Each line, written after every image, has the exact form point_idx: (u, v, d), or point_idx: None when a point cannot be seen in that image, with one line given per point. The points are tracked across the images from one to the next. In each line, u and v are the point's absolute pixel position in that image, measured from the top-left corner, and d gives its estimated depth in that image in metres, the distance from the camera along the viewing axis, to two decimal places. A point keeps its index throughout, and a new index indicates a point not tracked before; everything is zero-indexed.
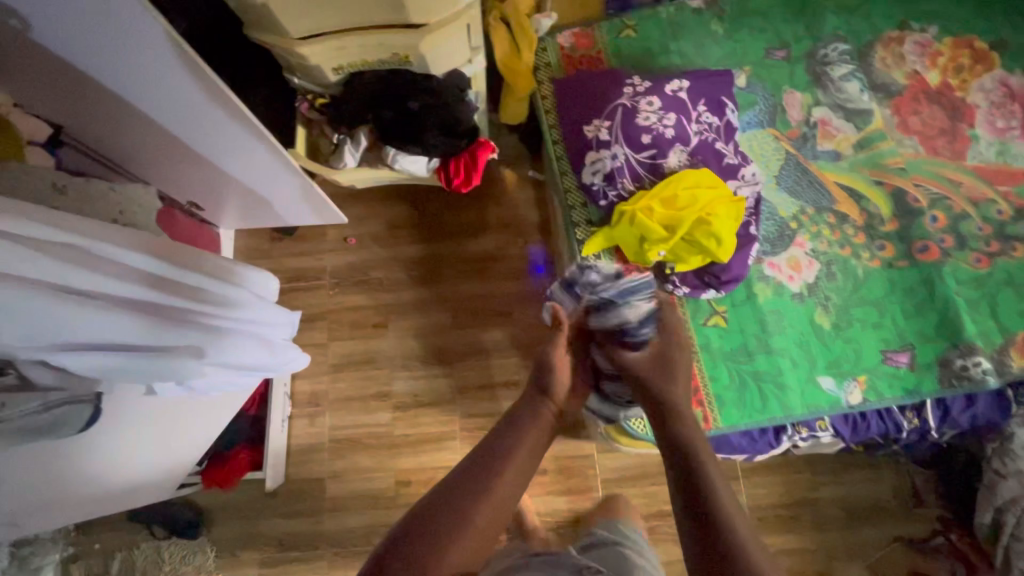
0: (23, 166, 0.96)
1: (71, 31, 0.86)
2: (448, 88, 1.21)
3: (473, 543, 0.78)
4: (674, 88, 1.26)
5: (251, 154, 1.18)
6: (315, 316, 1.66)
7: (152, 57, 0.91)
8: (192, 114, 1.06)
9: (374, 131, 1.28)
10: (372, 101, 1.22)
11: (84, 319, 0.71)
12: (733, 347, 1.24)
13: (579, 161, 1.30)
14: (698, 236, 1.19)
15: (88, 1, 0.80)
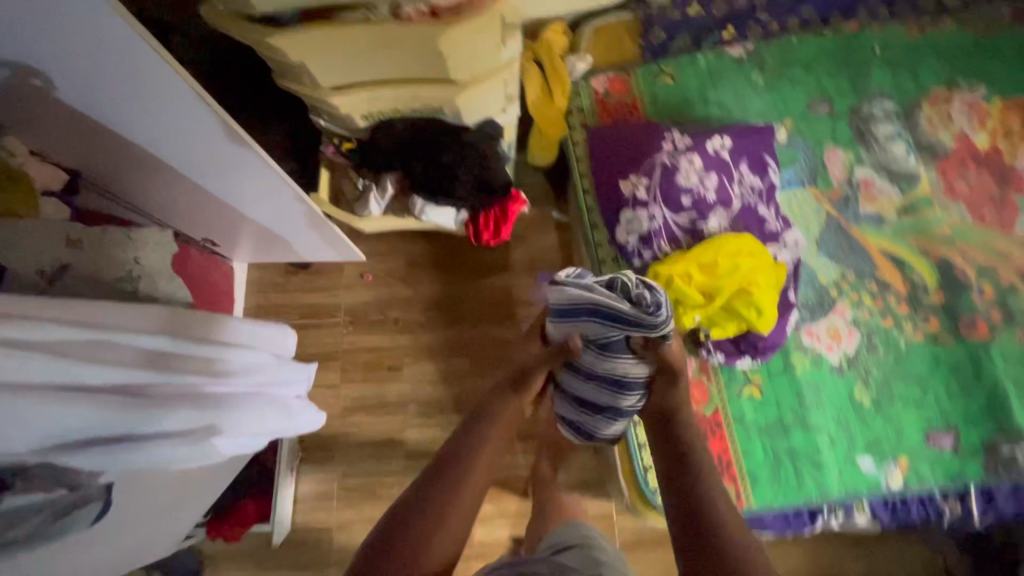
0: (36, 221, 0.91)
1: (81, 78, 0.80)
2: (482, 140, 1.16)
3: (449, 541, 0.84)
4: (715, 147, 1.21)
5: (269, 195, 1.11)
6: (328, 355, 1.62)
7: (167, 101, 0.84)
8: (208, 156, 0.99)
9: (401, 179, 1.23)
10: (402, 150, 1.17)
11: (83, 416, 0.65)
12: (768, 420, 1.19)
13: (612, 217, 1.24)
14: (738, 306, 1.14)
15: (100, 48, 0.74)
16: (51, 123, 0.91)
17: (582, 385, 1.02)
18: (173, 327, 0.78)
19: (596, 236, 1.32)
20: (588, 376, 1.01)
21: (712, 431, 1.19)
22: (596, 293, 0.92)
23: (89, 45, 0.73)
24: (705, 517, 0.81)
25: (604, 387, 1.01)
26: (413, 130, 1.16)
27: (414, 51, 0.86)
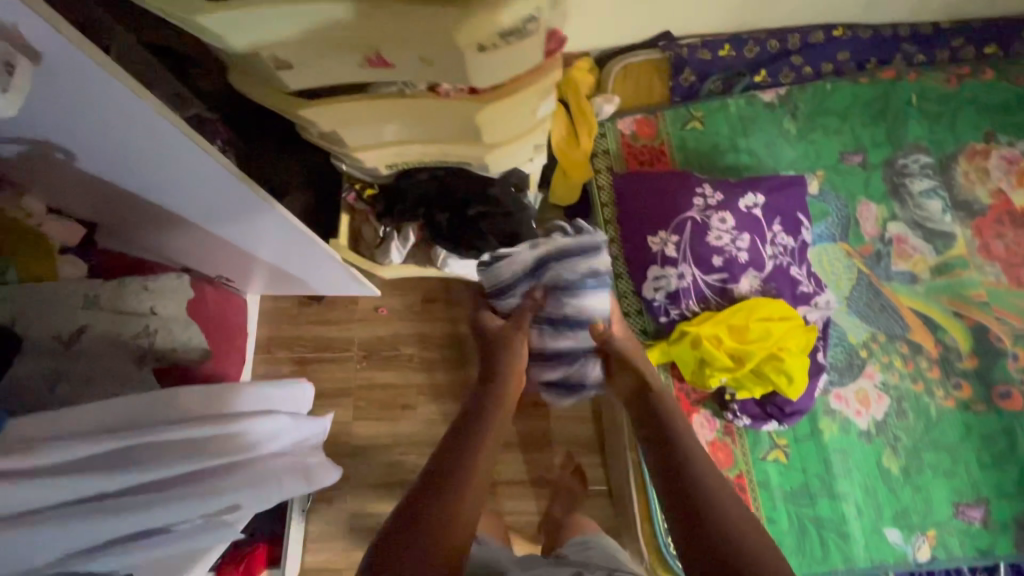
0: (53, 284, 0.88)
1: (86, 142, 0.74)
2: (508, 193, 1.13)
3: (467, 508, 0.78)
4: (748, 204, 1.18)
5: (285, 242, 1.05)
6: (341, 391, 1.59)
7: (176, 163, 0.78)
8: (221, 208, 0.93)
9: (423, 228, 1.20)
10: (426, 201, 1.14)
11: (98, 526, 0.65)
12: (793, 487, 1.16)
13: (640, 271, 1.21)
14: (768, 372, 1.10)
15: (103, 116, 0.68)
16: (70, 187, 0.88)
17: (555, 337, 1.11)
18: (197, 410, 0.76)
19: (621, 287, 1.28)
20: (559, 325, 1.10)
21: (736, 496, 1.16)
22: (534, 250, 1.05)
23: (109, 119, 0.68)
24: (693, 483, 0.77)
25: (571, 326, 1.10)
26: (439, 183, 1.13)
27: (448, 121, 0.81)
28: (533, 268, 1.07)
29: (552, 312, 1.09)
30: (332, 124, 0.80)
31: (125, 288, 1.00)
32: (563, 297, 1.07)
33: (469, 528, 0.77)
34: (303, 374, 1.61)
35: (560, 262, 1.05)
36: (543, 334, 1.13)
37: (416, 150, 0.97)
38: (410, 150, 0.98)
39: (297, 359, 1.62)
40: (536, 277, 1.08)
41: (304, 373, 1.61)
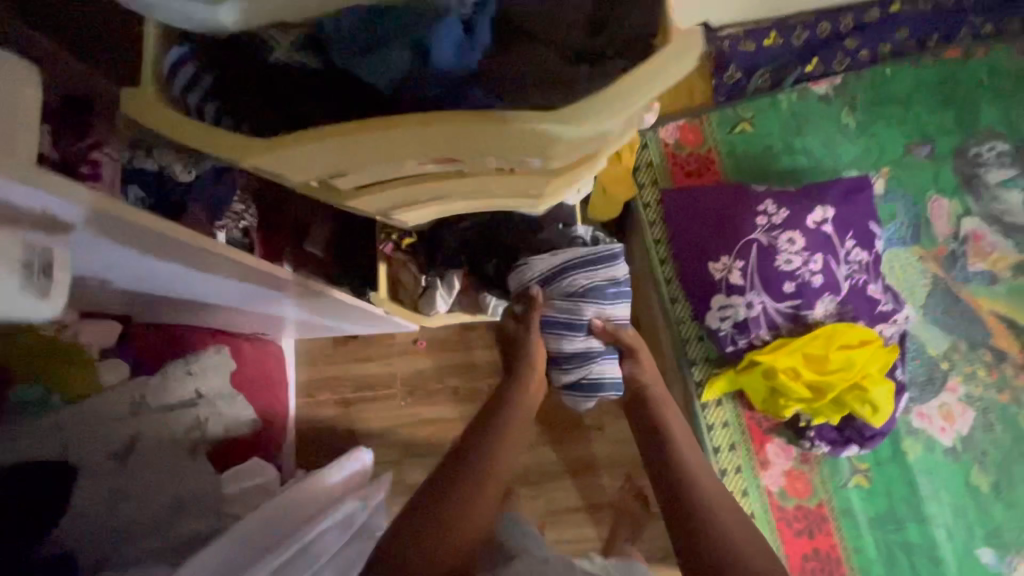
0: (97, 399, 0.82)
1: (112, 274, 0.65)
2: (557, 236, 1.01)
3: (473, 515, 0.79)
4: (817, 219, 1.09)
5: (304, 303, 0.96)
6: (389, 430, 1.56)
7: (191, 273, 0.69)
8: (242, 293, 0.85)
9: (468, 274, 1.12)
10: (472, 249, 1.07)
11: None
12: (877, 512, 1.12)
13: (702, 299, 1.13)
14: (850, 400, 1.05)
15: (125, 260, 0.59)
16: (104, 296, 0.83)
17: (567, 339, 1.00)
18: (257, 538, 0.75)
19: (678, 313, 1.21)
20: (572, 327, 1.00)
21: (818, 526, 1.13)
22: (561, 255, 0.97)
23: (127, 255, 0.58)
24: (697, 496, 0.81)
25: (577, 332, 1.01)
26: (483, 228, 1.05)
27: (505, 195, 0.72)
28: (555, 277, 0.98)
29: (563, 317, 0.99)
30: (377, 210, 0.71)
31: (171, 378, 0.97)
32: (579, 302, 0.98)
33: (470, 528, 0.78)
34: (349, 416, 1.57)
35: (584, 273, 0.97)
36: (548, 337, 1.01)
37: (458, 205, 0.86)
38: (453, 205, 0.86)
39: (339, 401, 1.58)
40: (555, 284, 0.98)
41: (348, 414, 1.57)
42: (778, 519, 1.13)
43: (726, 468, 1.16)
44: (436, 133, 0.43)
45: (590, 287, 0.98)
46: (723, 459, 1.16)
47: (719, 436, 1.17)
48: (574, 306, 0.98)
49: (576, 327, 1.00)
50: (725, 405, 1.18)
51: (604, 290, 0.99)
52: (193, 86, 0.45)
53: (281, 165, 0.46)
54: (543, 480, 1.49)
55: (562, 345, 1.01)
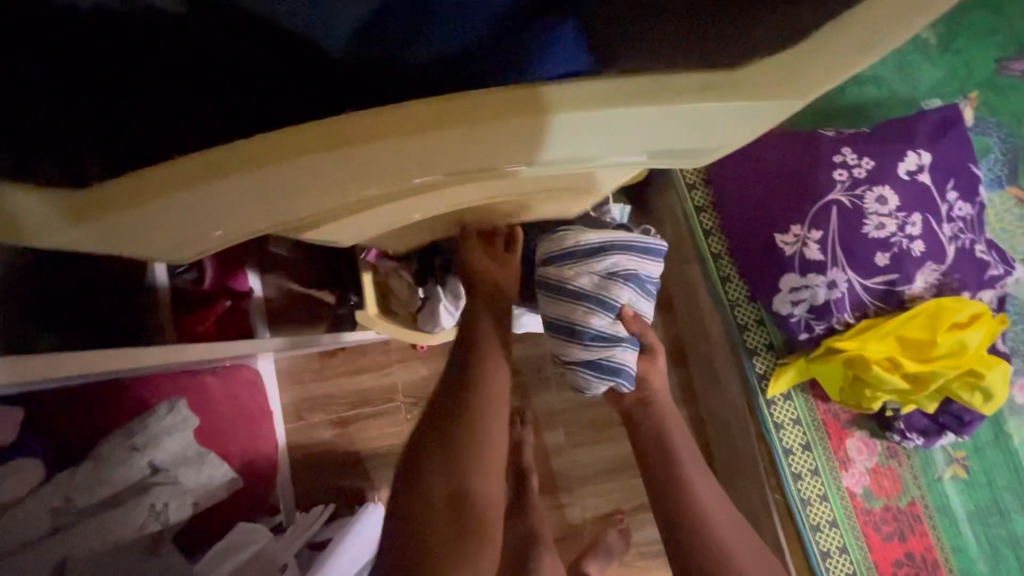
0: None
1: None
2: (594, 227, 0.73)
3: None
4: (911, 168, 0.87)
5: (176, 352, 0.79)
6: (395, 448, 1.36)
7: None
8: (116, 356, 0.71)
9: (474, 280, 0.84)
10: None
11: None
12: (979, 506, 0.97)
13: (768, 279, 0.91)
14: (955, 386, 0.87)
15: None
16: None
17: (591, 312, 0.68)
18: None
19: (731, 293, 0.98)
20: (600, 305, 0.68)
21: (912, 529, 0.97)
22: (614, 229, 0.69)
23: None
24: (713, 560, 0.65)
25: (601, 308, 0.68)
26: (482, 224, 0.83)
27: (509, 192, 0.48)
28: (599, 246, 0.68)
29: (596, 290, 0.68)
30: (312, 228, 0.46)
31: (109, 463, 0.72)
32: (618, 279, 0.69)
33: None
34: (348, 438, 1.35)
35: (631, 255, 0.69)
36: (564, 303, 0.69)
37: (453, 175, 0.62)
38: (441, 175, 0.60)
39: (335, 421, 1.35)
40: (599, 250, 0.68)
41: (346, 436, 1.35)
42: (864, 523, 0.97)
43: (801, 471, 0.98)
44: (407, 154, 0.28)
45: (638, 272, 0.70)
46: (797, 461, 0.98)
47: (790, 436, 0.99)
48: (609, 283, 0.68)
49: (605, 305, 0.68)
50: (795, 398, 0.99)
51: (644, 281, 0.71)
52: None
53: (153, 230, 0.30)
54: (578, 486, 1.33)
55: (581, 316, 0.68)
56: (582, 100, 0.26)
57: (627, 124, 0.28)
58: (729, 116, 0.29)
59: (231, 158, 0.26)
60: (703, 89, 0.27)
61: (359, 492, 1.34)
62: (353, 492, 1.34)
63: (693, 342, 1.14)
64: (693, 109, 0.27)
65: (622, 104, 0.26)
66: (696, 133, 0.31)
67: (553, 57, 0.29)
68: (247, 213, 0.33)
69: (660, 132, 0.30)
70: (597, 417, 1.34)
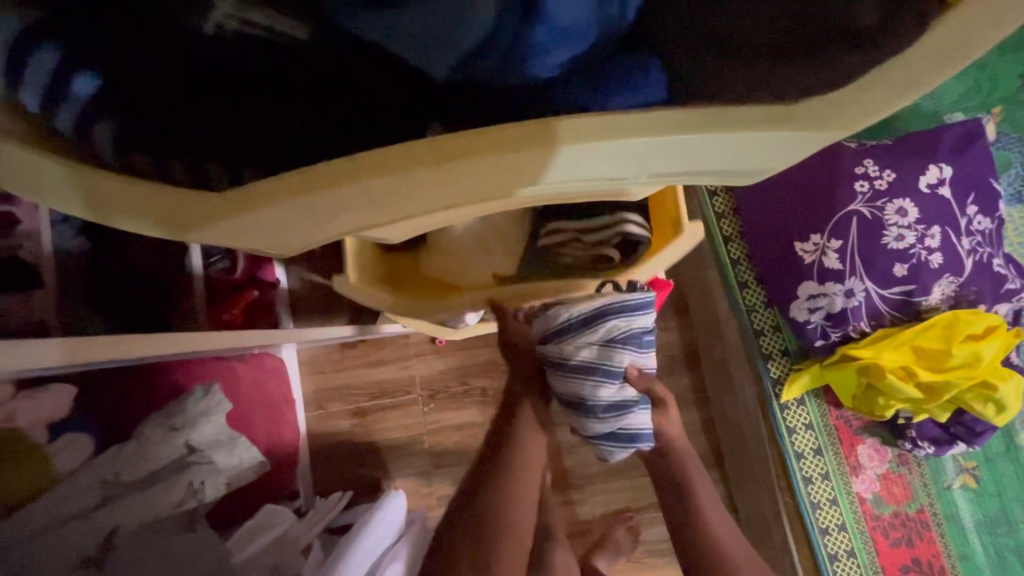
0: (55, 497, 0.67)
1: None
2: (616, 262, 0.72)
3: None
4: (931, 181, 0.88)
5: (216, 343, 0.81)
6: (411, 439, 1.39)
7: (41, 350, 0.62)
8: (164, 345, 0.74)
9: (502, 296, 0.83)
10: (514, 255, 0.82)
11: None
12: (987, 515, 0.98)
13: (786, 287, 0.93)
14: (968, 398, 0.89)
15: None
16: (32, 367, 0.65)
17: (598, 387, 0.70)
18: None
19: (748, 300, 1.00)
20: (604, 376, 0.70)
21: (919, 535, 0.99)
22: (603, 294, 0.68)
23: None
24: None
25: (607, 378, 0.70)
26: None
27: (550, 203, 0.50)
28: (593, 317, 0.68)
29: (599, 361, 0.70)
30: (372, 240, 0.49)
31: (150, 442, 0.76)
32: (616, 348, 0.70)
33: None
34: (365, 428, 1.39)
35: (626, 317, 0.69)
36: (571, 379, 0.71)
37: (502, 249, 0.71)
38: (489, 240, 0.70)
39: (353, 412, 1.39)
40: (595, 319, 0.69)
41: (364, 426, 1.39)
42: (873, 529, 0.99)
43: (812, 475, 1.00)
44: (470, 175, 0.31)
45: (634, 332, 0.71)
46: (808, 465, 1.00)
47: (802, 440, 1.00)
48: (609, 352, 0.70)
49: (610, 374, 0.71)
50: (808, 404, 1.01)
51: (643, 337, 0.72)
52: (58, 98, 0.30)
53: (243, 232, 0.33)
54: (588, 483, 1.35)
55: (588, 392, 0.70)
56: (581, 135, 0.29)
57: (658, 153, 0.31)
58: (768, 145, 0.32)
59: (332, 173, 0.29)
60: (743, 118, 0.30)
61: (375, 481, 1.38)
62: (369, 481, 1.37)
63: (708, 345, 1.16)
64: (725, 139, 0.30)
65: (658, 133, 0.29)
66: (737, 160, 0.34)
67: (632, 92, 0.31)
68: (320, 224, 0.35)
69: (705, 159, 0.33)
70: None
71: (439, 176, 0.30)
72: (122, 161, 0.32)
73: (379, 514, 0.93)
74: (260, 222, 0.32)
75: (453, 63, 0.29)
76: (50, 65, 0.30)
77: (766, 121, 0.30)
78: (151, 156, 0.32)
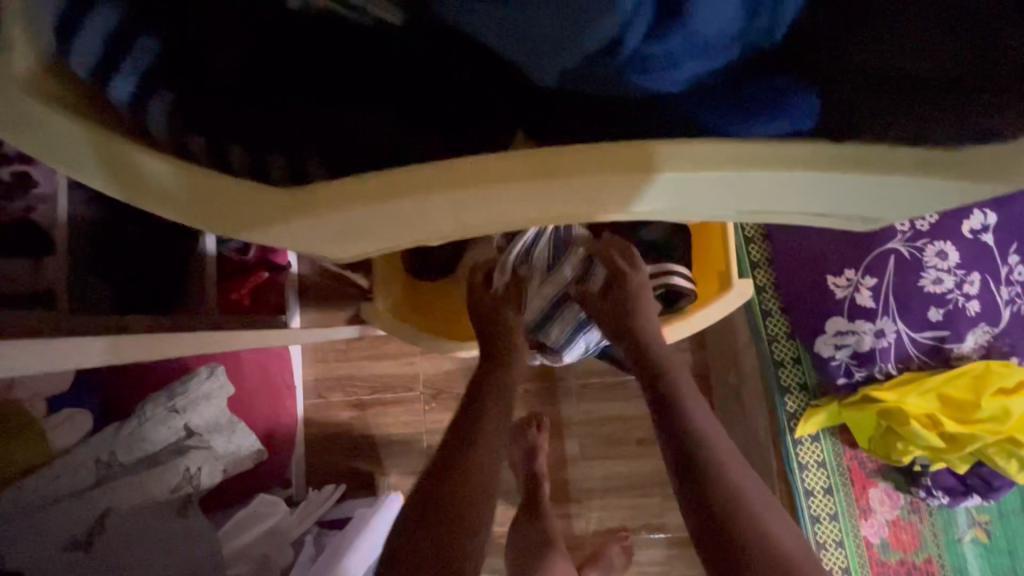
0: (50, 472, 0.64)
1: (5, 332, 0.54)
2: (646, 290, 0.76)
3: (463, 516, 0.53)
4: (975, 227, 0.86)
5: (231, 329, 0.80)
6: (409, 436, 1.37)
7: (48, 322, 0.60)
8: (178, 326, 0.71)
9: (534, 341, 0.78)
10: None
11: None
12: (997, 572, 0.96)
13: (815, 322, 0.91)
14: (991, 452, 0.86)
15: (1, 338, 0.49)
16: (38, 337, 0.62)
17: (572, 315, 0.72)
18: None
19: (771, 330, 0.97)
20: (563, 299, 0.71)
21: None
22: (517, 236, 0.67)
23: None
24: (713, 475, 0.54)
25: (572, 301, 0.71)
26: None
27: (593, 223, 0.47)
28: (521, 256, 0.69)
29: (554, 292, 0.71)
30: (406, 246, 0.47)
31: (150, 422, 0.73)
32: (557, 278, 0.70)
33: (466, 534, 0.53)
34: (364, 421, 1.36)
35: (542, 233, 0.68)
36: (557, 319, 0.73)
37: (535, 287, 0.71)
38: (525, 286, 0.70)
39: (353, 404, 1.37)
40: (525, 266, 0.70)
41: (364, 419, 1.36)
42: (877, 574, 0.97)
43: (820, 514, 0.97)
44: (567, 194, 0.29)
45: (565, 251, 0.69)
46: (817, 504, 0.97)
47: (814, 478, 0.98)
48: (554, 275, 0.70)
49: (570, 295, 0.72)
50: (823, 441, 0.98)
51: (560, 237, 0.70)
52: (114, 67, 0.29)
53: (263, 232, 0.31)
54: (586, 498, 1.33)
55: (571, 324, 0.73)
56: (701, 160, 0.27)
57: (757, 187, 0.30)
58: (882, 184, 0.31)
59: (412, 179, 0.28)
60: (869, 159, 0.29)
61: (369, 475, 1.35)
62: (364, 475, 1.35)
63: (721, 371, 1.14)
64: (836, 178, 0.30)
65: (781, 166, 0.29)
66: (843, 196, 0.33)
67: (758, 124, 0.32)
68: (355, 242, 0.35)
69: (805, 194, 0.32)
70: (613, 434, 1.33)
71: (530, 193, 0.29)
72: (176, 139, 0.32)
73: (352, 549, 0.87)
74: (297, 237, 0.31)
75: (563, 69, 0.29)
76: (110, 26, 0.29)
77: (891, 163, 0.29)
78: (206, 138, 0.31)
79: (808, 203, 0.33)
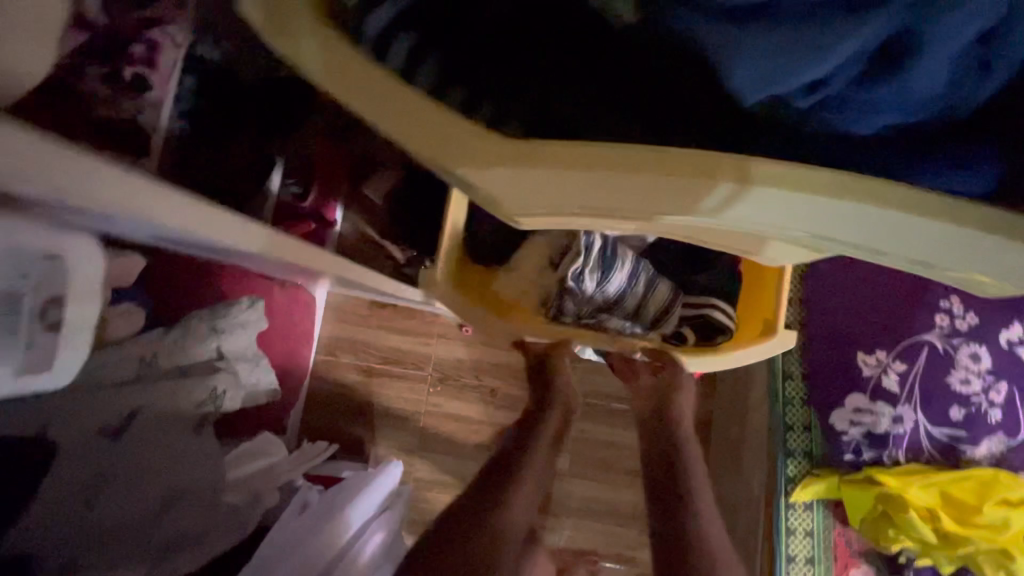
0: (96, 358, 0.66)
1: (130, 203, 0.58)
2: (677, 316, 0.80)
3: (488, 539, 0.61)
4: (1009, 337, 0.89)
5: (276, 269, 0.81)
6: (407, 413, 1.38)
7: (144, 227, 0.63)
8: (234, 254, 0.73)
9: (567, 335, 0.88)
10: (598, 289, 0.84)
11: None
12: None
13: (835, 394, 0.93)
14: (981, 559, 0.87)
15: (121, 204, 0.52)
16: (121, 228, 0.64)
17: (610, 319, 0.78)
18: None
19: (787, 393, 0.97)
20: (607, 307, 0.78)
21: None
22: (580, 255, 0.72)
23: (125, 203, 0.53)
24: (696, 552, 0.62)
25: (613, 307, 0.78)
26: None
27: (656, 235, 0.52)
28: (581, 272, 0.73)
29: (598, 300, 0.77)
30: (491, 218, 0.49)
31: (189, 336, 0.77)
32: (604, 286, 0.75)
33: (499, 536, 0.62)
34: (367, 388, 1.38)
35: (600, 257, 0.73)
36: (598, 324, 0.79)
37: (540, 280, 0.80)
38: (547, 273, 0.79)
39: (362, 368, 1.39)
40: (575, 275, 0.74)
41: (368, 386, 1.38)
42: None
43: None
44: (670, 182, 0.34)
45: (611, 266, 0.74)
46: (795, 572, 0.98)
47: (798, 545, 0.98)
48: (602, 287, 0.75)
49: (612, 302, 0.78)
50: (815, 511, 0.98)
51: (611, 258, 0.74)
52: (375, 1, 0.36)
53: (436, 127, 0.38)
54: (564, 514, 1.34)
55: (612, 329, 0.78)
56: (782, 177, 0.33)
57: (846, 216, 0.34)
58: (964, 242, 0.34)
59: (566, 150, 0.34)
60: (950, 211, 0.33)
61: (360, 441, 1.37)
62: (354, 440, 1.37)
63: (727, 422, 1.15)
64: (918, 221, 0.34)
65: (863, 198, 0.33)
66: (885, 246, 0.37)
67: (926, 174, 0.36)
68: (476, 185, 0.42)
69: (848, 232, 0.36)
70: (605, 459, 1.34)
71: (629, 175, 0.34)
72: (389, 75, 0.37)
73: (351, 504, 0.86)
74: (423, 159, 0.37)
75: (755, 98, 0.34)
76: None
77: (943, 215, 0.33)
78: (437, 75, 0.38)
79: (883, 245, 0.37)
